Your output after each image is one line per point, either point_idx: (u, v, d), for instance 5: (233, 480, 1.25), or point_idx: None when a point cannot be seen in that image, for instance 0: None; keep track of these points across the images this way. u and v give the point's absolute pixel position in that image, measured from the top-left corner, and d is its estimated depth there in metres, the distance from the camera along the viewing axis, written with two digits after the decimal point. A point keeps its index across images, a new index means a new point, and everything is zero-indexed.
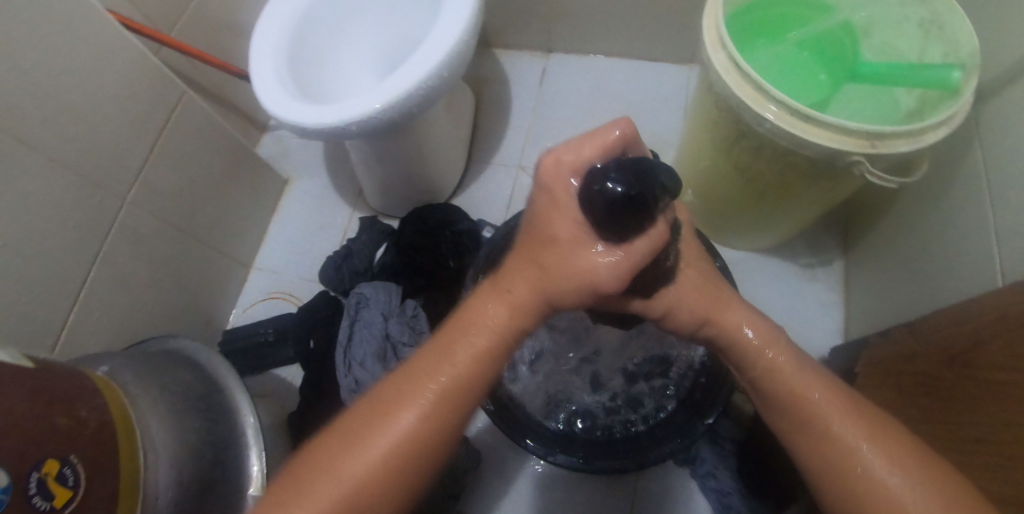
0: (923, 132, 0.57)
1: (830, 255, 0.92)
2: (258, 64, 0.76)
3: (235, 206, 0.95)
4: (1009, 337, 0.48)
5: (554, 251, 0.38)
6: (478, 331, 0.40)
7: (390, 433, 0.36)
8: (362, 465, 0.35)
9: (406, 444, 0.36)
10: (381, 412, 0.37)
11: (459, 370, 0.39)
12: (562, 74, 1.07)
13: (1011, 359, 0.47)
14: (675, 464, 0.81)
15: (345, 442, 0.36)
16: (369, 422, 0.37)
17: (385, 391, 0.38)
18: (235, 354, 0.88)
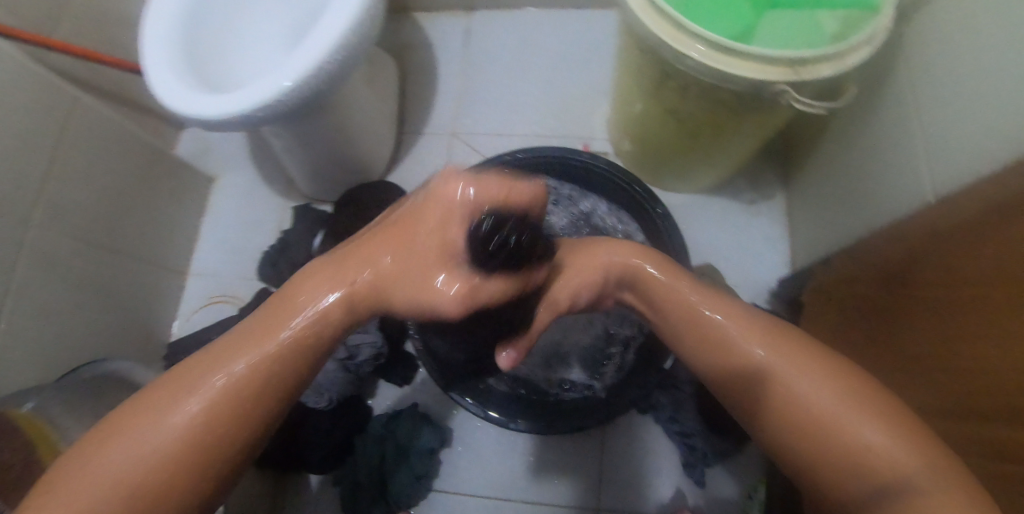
0: (845, 54, 0.56)
1: (771, 189, 0.92)
2: (149, 53, 0.69)
3: (158, 213, 0.89)
4: (941, 253, 0.49)
5: (405, 266, 0.44)
6: (299, 313, 0.45)
7: (193, 407, 0.41)
8: (163, 432, 0.40)
9: (204, 418, 0.41)
10: (199, 378, 0.42)
11: (275, 352, 0.44)
12: (487, 31, 1.01)
13: (944, 276, 0.48)
14: (639, 413, 0.82)
15: (152, 411, 0.41)
16: (184, 386, 0.42)
17: (212, 359, 0.43)
18: (183, 365, 0.85)
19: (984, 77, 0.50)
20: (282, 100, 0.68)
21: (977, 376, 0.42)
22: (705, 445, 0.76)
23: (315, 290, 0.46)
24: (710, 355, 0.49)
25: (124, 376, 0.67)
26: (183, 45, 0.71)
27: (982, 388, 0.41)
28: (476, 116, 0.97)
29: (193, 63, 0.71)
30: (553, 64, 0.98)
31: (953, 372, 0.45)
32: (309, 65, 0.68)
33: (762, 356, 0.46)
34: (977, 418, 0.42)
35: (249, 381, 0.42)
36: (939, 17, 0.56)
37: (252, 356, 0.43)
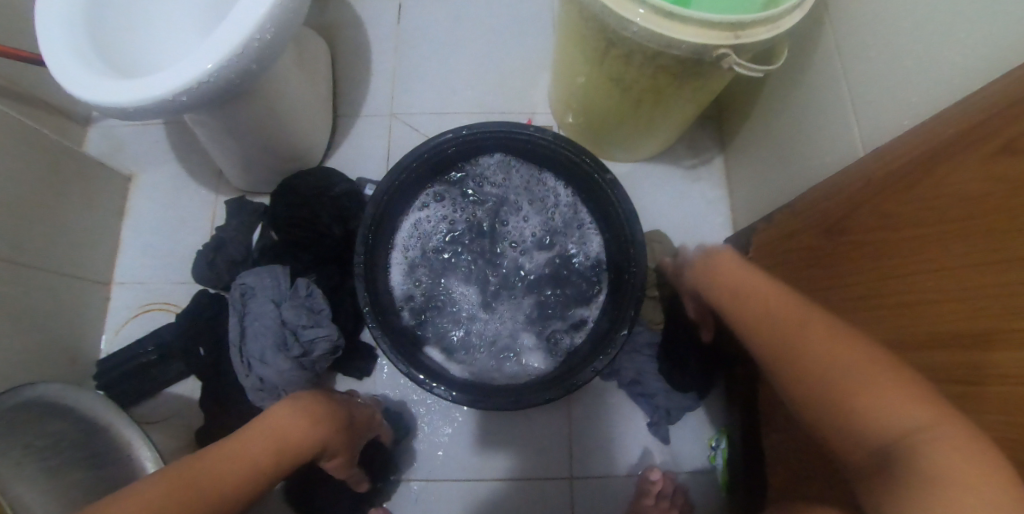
0: (779, 16, 0.58)
1: (710, 153, 0.95)
2: (44, 33, 0.60)
3: (72, 219, 0.80)
4: (882, 199, 0.52)
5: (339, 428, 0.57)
6: (283, 431, 0.49)
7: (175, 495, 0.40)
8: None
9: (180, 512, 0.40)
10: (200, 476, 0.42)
11: (260, 459, 0.46)
12: (419, 6, 0.97)
13: (884, 221, 0.51)
14: (602, 381, 0.83)
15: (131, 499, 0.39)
16: (179, 474, 0.41)
17: (202, 457, 0.44)
18: (116, 382, 0.79)
19: (905, 33, 0.53)
20: (205, 84, 0.63)
21: (927, 311, 0.45)
22: (667, 402, 0.79)
23: (304, 424, 0.51)
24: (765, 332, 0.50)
25: (58, 404, 0.58)
26: (85, 23, 0.63)
27: (936, 320, 0.44)
28: (416, 94, 0.94)
29: (99, 45, 0.64)
30: (490, 39, 0.96)
31: (900, 308, 0.48)
32: (233, 44, 0.63)
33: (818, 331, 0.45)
34: (928, 348, 0.45)
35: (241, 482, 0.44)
36: None
37: (243, 459, 0.45)
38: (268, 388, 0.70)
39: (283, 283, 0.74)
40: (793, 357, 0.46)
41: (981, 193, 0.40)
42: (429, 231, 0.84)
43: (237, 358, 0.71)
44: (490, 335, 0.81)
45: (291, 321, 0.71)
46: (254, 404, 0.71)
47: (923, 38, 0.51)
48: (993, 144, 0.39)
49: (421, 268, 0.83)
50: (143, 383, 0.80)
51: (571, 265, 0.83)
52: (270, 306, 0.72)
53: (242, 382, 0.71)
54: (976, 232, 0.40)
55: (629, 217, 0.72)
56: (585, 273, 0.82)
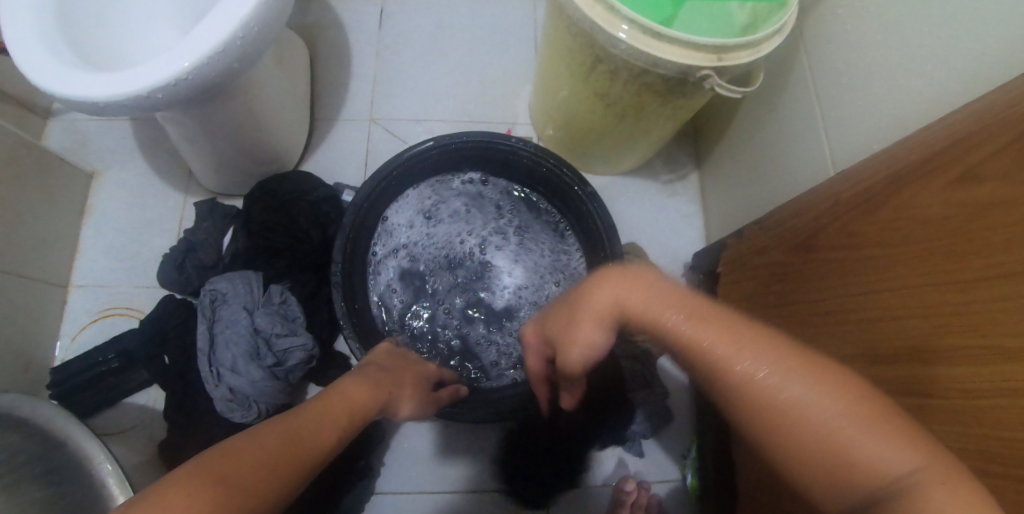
0: (760, 42, 0.60)
1: (686, 170, 0.97)
2: (10, 19, 0.57)
3: (29, 217, 0.76)
4: (849, 217, 0.53)
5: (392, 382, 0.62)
6: (348, 397, 0.54)
7: (278, 456, 0.42)
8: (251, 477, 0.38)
9: (284, 466, 0.42)
10: (291, 432, 0.45)
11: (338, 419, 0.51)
12: (403, 12, 0.97)
13: (851, 240, 0.53)
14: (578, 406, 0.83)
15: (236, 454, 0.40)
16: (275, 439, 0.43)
17: (293, 421, 0.46)
18: (73, 393, 0.75)
19: (875, 63, 0.56)
20: (184, 82, 0.61)
21: (891, 327, 0.47)
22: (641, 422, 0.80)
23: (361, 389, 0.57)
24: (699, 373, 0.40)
25: (8, 413, 0.56)
26: (56, 13, 0.60)
27: (900, 339, 0.46)
28: (397, 100, 0.93)
29: (70, 36, 0.61)
30: (473, 48, 0.96)
31: (864, 325, 0.50)
32: (215, 42, 0.61)
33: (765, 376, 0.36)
34: (893, 365, 0.47)
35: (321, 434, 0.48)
36: (836, 9, 0.63)
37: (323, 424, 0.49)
38: (240, 399, 0.67)
39: (256, 290, 0.72)
40: (754, 397, 0.36)
41: (945, 215, 0.42)
42: (446, 207, 0.85)
43: (206, 366, 0.68)
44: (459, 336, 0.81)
45: (264, 329, 0.69)
46: (223, 415, 0.68)
47: (892, 69, 0.54)
48: (954, 170, 0.42)
49: (425, 231, 0.84)
50: (103, 394, 0.76)
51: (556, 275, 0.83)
52: (243, 313, 0.69)
53: (210, 392, 0.68)
54: (946, 254, 0.42)
55: (608, 233, 0.73)
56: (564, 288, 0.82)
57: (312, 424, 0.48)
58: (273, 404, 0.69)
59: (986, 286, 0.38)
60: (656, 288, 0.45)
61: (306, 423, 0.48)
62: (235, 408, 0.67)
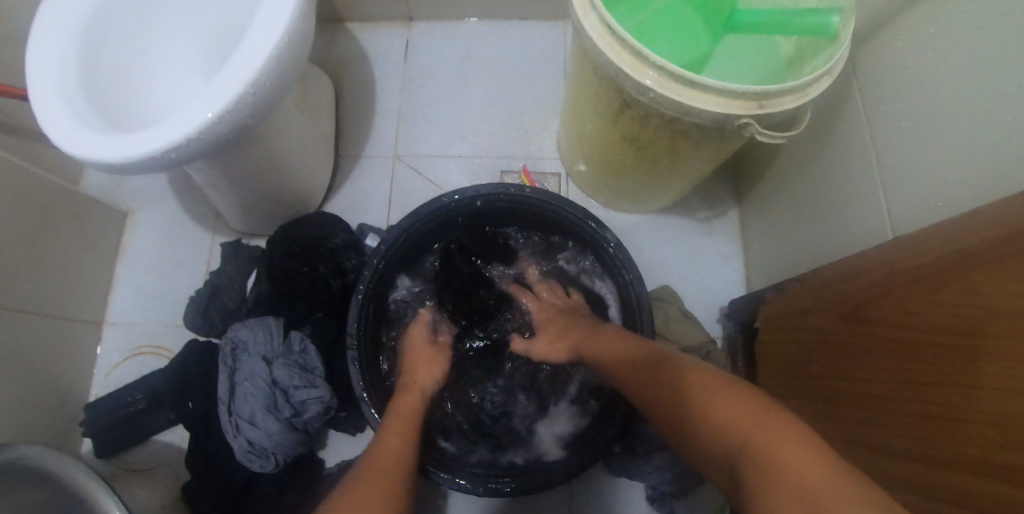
0: (808, 85, 0.53)
1: (724, 206, 0.91)
2: (35, 84, 0.59)
3: (64, 260, 0.78)
4: (909, 293, 0.47)
5: (424, 357, 0.74)
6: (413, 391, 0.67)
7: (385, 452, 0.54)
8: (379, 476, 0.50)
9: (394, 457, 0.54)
10: (386, 446, 0.55)
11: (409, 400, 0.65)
12: (428, 45, 0.95)
13: (913, 320, 0.46)
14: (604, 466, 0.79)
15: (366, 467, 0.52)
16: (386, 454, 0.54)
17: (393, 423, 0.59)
18: (104, 432, 0.77)
19: (943, 111, 0.50)
20: (199, 139, 0.60)
21: (957, 432, 0.40)
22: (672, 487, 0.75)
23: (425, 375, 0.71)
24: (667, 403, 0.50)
25: (34, 468, 0.57)
26: (79, 73, 0.61)
27: (966, 446, 0.40)
28: (420, 136, 0.91)
29: (92, 94, 0.61)
30: (500, 80, 0.93)
31: (927, 423, 0.44)
32: (227, 98, 0.60)
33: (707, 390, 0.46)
34: (956, 473, 0.40)
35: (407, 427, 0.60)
36: (896, 45, 0.56)
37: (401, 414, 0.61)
38: (258, 451, 0.67)
39: (276, 339, 0.71)
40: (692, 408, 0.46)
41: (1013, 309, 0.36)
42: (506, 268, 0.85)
43: (225, 416, 0.68)
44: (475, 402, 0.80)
45: (282, 380, 0.69)
46: (242, 466, 0.68)
47: (961, 122, 0.48)
48: None
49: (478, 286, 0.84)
50: (132, 433, 0.77)
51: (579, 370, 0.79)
52: (261, 364, 0.69)
53: (229, 441, 0.68)
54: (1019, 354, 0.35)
55: (637, 286, 0.70)
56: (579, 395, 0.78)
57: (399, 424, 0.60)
58: (291, 455, 0.69)
59: (1004, 396, 0.37)
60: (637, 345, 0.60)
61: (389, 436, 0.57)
62: (255, 459, 0.67)
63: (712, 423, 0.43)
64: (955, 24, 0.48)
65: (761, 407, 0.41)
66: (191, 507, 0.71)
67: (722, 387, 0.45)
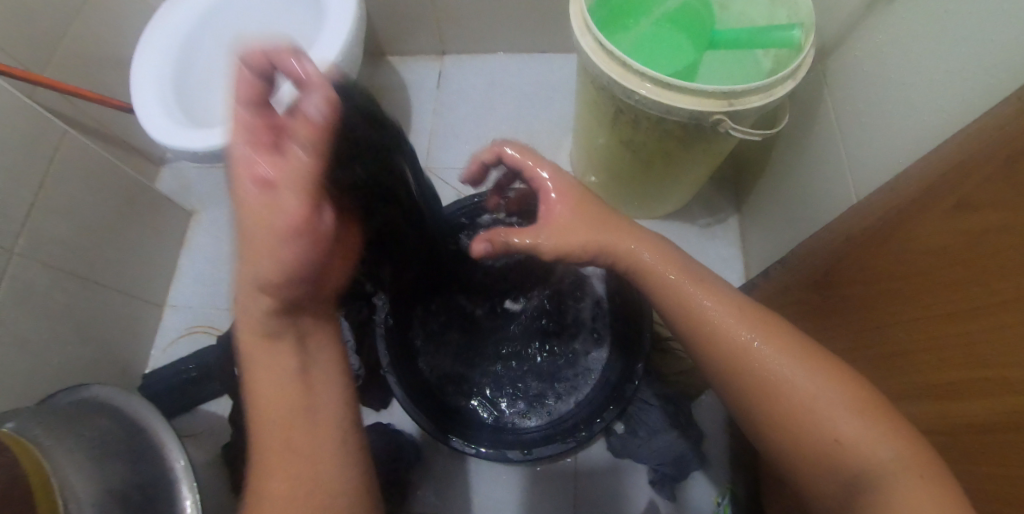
0: (772, 86, 0.63)
1: (725, 214, 0.99)
2: (139, 93, 0.73)
3: (137, 246, 0.91)
4: (862, 254, 0.54)
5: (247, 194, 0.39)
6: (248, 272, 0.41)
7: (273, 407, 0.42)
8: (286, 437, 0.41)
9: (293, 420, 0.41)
10: (263, 397, 0.42)
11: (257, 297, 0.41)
12: (457, 74, 1.09)
13: (867, 274, 0.53)
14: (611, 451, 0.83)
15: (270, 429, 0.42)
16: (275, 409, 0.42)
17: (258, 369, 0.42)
18: (157, 397, 0.86)
19: (890, 103, 0.58)
20: None
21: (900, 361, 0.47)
22: (673, 469, 0.79)
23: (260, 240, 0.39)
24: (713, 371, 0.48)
25: (106, 402, 0.66)
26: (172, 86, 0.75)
27: (910, 374, 0.46)
28: (449, 151, 1.04)
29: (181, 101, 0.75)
30: (521, 102, 1.06)
31: (880, 361, 0.50)
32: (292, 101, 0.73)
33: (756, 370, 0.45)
34: (906, 399, 0.47)
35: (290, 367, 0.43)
36: (853, 54, 0.66)
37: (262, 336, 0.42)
38: None
39: None
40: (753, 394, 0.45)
41: (956, 241, 0.41)
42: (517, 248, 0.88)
43: None
44: (497, 372, 0.85)
45: None
46: None
47: (905, 109, 0.56)
48: (949, 200, 0.42)
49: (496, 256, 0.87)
50: (181, 398, 0.86)
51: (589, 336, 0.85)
52: None
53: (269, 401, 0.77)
54: (972, 275, 0.39)
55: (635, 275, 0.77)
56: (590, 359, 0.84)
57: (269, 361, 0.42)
58: None
59: (982, 315, 0.38)
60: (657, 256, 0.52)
61: (260, 382, 0.42)
62: None
63: (850, 460, 0.40)
64: (895, 29, 0.58)
65: (904, 446, 0.40)
66: (229, 463, 0.79)
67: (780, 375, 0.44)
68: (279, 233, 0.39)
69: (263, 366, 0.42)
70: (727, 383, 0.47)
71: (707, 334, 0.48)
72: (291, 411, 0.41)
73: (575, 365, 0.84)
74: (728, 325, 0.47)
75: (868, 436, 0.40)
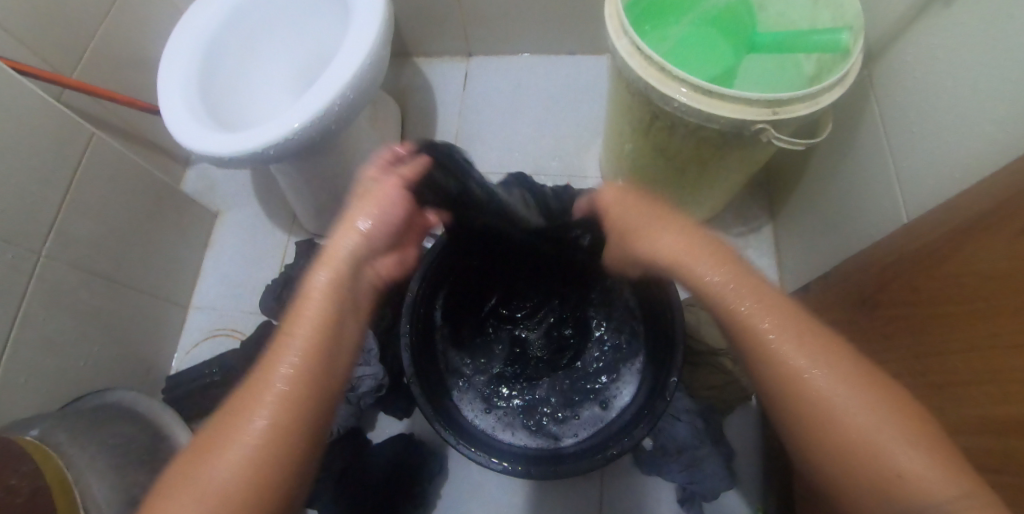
0: (818, 93, 0.60)
1: (759, 223, 0.95)
2: (168, 100, 0.72)
3: (163, 248, 0.91)
4: (912, 275, 0.50)
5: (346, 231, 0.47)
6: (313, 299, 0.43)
7: (253, 413, 0.39)
8: (243, 449, 0.38)
9: (262, 443, 0.38)
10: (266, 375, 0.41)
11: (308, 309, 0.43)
12: (483, 76, 1.08)
13: (916, 296, 0.49)
14: (636, 467, 0.81)
15: (228, 421, 0.39)
16: (247, 403, 0.40)
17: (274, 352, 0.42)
18: (182, 401, 0.86)
19: (945, 111, 0.54)
20: (290, 139, 0.72)
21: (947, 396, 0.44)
22: (699, 488, 0.76)
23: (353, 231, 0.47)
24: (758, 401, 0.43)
25: (130, 407, 0.67)
26: (197, 88, 0.75)
27: (955, 409, 0.44)
28: (474, 154, 1.02)
29: (206, 104, 0.75)
30: (547, 106, 1.04)
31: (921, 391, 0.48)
32: (317, 107, 0.72)
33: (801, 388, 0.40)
34: (959, 435, 0.43)
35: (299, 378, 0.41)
36: (905, 57, 0.62)
37: (308, 345, 0.41)
38: None
39: None
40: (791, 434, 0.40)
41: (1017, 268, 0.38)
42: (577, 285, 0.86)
43: None
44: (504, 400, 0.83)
45: None
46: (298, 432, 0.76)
47: (960, 118, 0.52)
48: (1012, 223, 0.39)
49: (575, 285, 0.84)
50: (205, 402, 0.86)
51: (610, 383, 0.82)
52: None
53: None
54: None
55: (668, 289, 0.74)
56: (604, 400, 0.81)
57: (304, 334, 0.42)
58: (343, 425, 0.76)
59: None
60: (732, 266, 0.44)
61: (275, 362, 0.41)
62: None
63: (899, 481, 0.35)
64: (953, 31, 0.54)
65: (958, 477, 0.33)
66: None
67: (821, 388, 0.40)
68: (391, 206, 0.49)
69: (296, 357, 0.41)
70: (784, 402, 0.39)
71: (767, 362, 0.40)
72: (285, 422, 0.39)
73: (586, 406, 0.81)
74: (786, 351, 0.39)
75: (921, 460, 0.34)
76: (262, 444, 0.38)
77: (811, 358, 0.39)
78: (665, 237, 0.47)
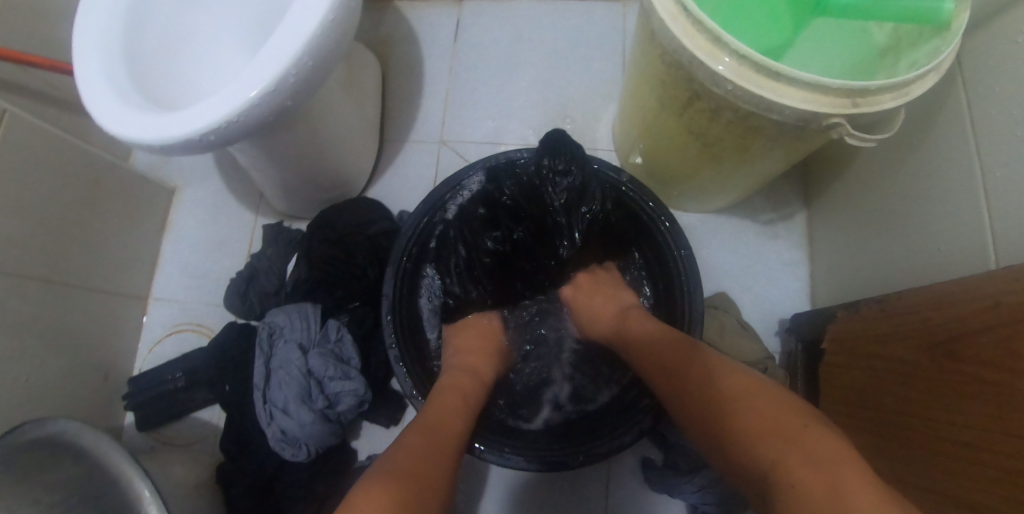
0: (913, 80, 0.46)
1: (791, 209, 0.83)
2: (83, 69, 0.58)
3: (112, 237, 0.80)
4: (1004, 333, 0.40)
5: (468, 370, 0.64)
6: (466, 377, 0.63)
7: (437, 437, 0.50)
8: (439, 469, 0.47)
9: (439, 452, 0.48)
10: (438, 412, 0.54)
11: (464, 381, 0.62)
12: (477, 25, 0.91)
13: (1010, 361, 0.39)
14: (648, 484, 0.74)
15: (423, 446, 0.48)
16: (433, 440, 0.49)
17: (433, 408, 0.55)
18: (145, 408, 0.78)
19: None
20: (241, 120, 0.58)
21: None
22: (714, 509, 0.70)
23: (480, 362, 0.67)
24: (719, 405, 0.45)
25: (73, 443, 0.58)
26: (123, 56, 0.60)
27: None
28: (466, 123, 0.88)
29: (135, 77, 0.60)
30: (552, 65, 0.89)
31: (968, 462, 0.42)
32: (271, 78, 0.58)
33: (742, 398, 0.44)
34: None
35: (458, 411, 0.56)
36: (1022, 31, 0.47)
37: (449, 399, 0.57)
38: (290, 439, 0.67)
39: (313, 326, 0.70)
40: (738, 422, 0.42)
41: None
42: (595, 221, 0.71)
43: (260, 403, 0.68)
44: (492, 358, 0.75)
45: (317, 369, 0.67)
46: (275, 452, 0.68)
47: None
48: None
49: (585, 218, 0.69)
50: (171, 408, 0.78)
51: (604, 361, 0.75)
52: (296, 352, 0.68)
53: (264, 427, 0.68)
54: None
55: (687, 265, 0.68)
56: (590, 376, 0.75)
57: (449, 399, 0.57)
58: (323, 445, 0.68)
59: None
60: (640, 323, 0.63)
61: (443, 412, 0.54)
62: (287, 447, 0.67)
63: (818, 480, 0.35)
64: None
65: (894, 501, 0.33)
66: (227, 489, 0.73)
67: (789, 415, 0.41)
68: (493, 351, 0.70)
69: (448, 413, 0.55)
70: (731, 410, 0.43)
71: (701, 396, 0.47)
72: (436, 460, 0.47)
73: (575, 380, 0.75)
74: (722, 377, 0.47)
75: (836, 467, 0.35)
76: (422, 464, 0.46)
77: (742, 389, 0.45)
78: (638, 323, 0.63)
